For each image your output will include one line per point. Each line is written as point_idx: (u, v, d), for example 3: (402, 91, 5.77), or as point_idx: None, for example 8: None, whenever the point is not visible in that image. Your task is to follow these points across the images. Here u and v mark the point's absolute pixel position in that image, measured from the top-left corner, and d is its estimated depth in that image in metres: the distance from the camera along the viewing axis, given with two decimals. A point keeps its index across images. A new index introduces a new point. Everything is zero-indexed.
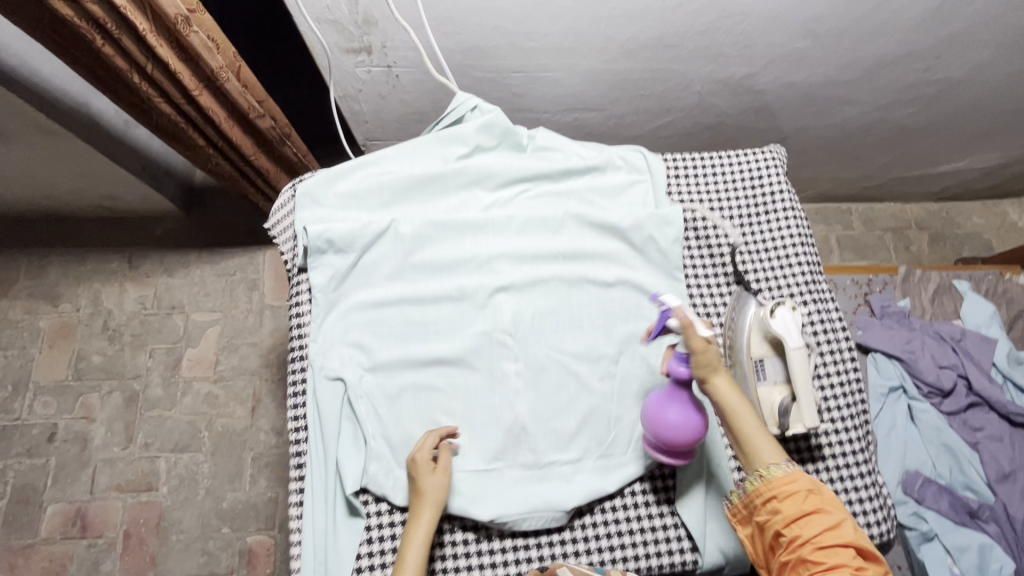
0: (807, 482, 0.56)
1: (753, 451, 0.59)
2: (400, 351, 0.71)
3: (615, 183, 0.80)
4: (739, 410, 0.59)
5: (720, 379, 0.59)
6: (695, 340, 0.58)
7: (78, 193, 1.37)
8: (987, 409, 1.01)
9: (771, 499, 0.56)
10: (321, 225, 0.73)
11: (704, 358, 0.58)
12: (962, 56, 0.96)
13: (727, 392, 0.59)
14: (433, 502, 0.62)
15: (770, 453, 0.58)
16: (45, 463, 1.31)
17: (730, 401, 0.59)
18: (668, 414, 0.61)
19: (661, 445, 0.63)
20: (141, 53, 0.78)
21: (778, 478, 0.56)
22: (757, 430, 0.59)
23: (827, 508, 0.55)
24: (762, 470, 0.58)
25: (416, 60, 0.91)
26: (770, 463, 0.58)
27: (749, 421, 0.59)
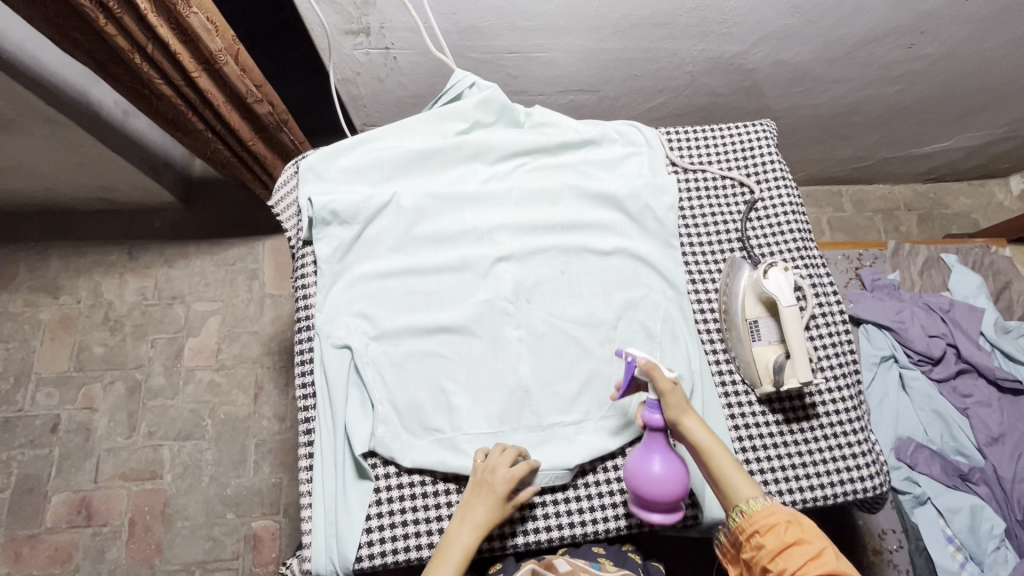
0: (785, 513, 0.58)
1: (731, 488, 0.60)
2: (405, 319, 0.72)
3: (611, 155, 0.82)
4: (713, 450, 0.61)
5: (691, 419, 0.62)
6: (662, 382, 0.62)
7: (77, 185, 1.38)
8: (976, 376, 1.04)
9: (753, 536, 0.58)
10: (326, 197, 0.75)
11: (673, 399, 0.61)
12: (944, 32, 0.99)
13: (700, 433, 0.61)
14: (493, 512, 0.62)
15: (747, 488, 0.59)
16: (49, 453, 1.32)
17: (703, 442, 0.61)
18: (651, 465, 0.63)
19: (649, 502, 0.63)
20: (142, 33, 0.79)
21: (758, 513, 0.58)
22: (732, 467, 0.60)
23: (808, 538, 0.56)
24: (742, 506, 0.59)
25: (413, 41, 0.93)
26: (749, 498, 0.59)
27: (724, 457, 0.61)
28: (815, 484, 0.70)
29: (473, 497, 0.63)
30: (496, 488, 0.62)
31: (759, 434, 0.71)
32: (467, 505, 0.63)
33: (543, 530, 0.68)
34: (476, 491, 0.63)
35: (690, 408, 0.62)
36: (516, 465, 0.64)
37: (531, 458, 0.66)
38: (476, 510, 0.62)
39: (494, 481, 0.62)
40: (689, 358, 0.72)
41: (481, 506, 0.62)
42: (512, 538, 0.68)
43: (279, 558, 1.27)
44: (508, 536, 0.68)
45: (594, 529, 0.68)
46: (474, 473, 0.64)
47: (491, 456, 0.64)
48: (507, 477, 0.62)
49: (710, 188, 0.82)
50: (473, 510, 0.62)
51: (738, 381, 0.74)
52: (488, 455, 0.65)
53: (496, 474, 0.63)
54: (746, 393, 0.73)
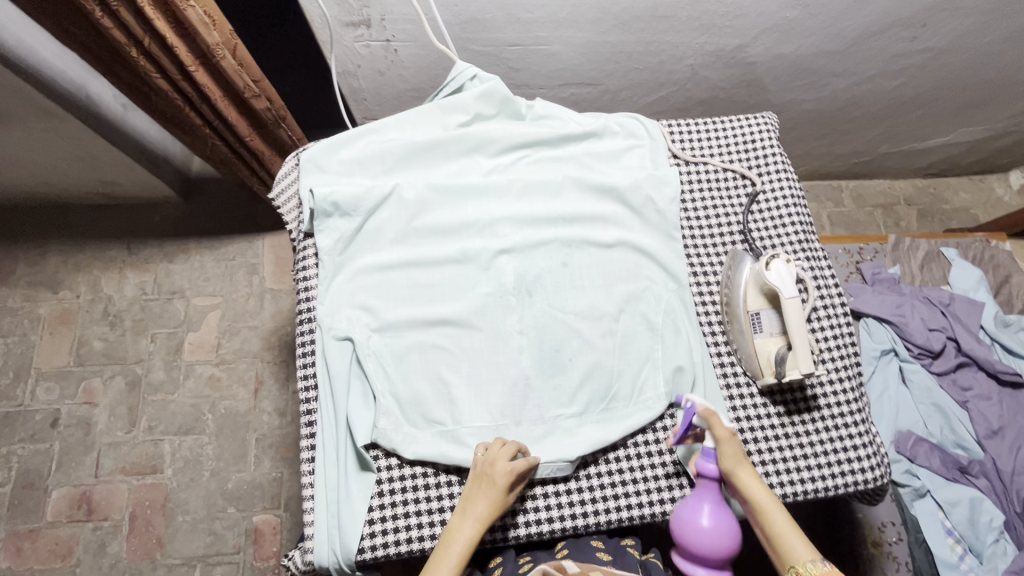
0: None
1: (786, 549, 0.60)
2: (406, 311, 0.72)
3: (612, 148, 0.82)
4: (767, 506, 0.62)
5: (746, 474, 0.64)
6: (719, 430, 0.65)
7: (76, 179, 1.37)
8: (976, 369, 1.04)
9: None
10: (327, 188, 0.74)
11: (728, 448, 0.64)
12: (946, 24, 0.99)
13: (754, 489, 0.63)
14: (495, 507, 0.62)
15: (804, 550, 0.60)
16: (49, 447, 1.32)
17: (757, 497, 0.62)
18: (700, 518, 0.63)
19: (696, 556, 0.63)
20: (139, 27, 0.78)
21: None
22: (787, 527, 0.61)
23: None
24: (798, 567, 0.59)
25: (414, 34, 0.92)
26: (806, 560, 0.59)
27: (779, 516, 0.62)
28: (816, 476, 0.70)
29: (474, 492, 0.63)
30: (496, 481, 0.62)
31: (760, 425, 0.72)
32: (468, 499, 0.63)
33: (545, 522, 0.68)
34: (477, 483, 0.63)
35: (745, 462, 0.64)
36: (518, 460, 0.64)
37: (527, 450, 0.66)
38: (478, 503, 0.62)
39: (495, 475, 0.62)
40: (691, 351, 0.72)
41: (482, 499, 0.62)
42: (514, 529, 0.68)
43: (280, 552, 1.27)
44: (510, 527, 0.68)
45: (597, 521, 0.68)
46: (474, 468, 0.64)
47: (491, 448, 0.64)
48: (508, 471, 0.62)
49: (712, 180, 0.82)
50: (476, 503, 0.62)
51: (739, 372, 0.74)
52: (487, 449, 0.64)
53: (495, 467, 0.62)
54: (748, 385, 0.73)
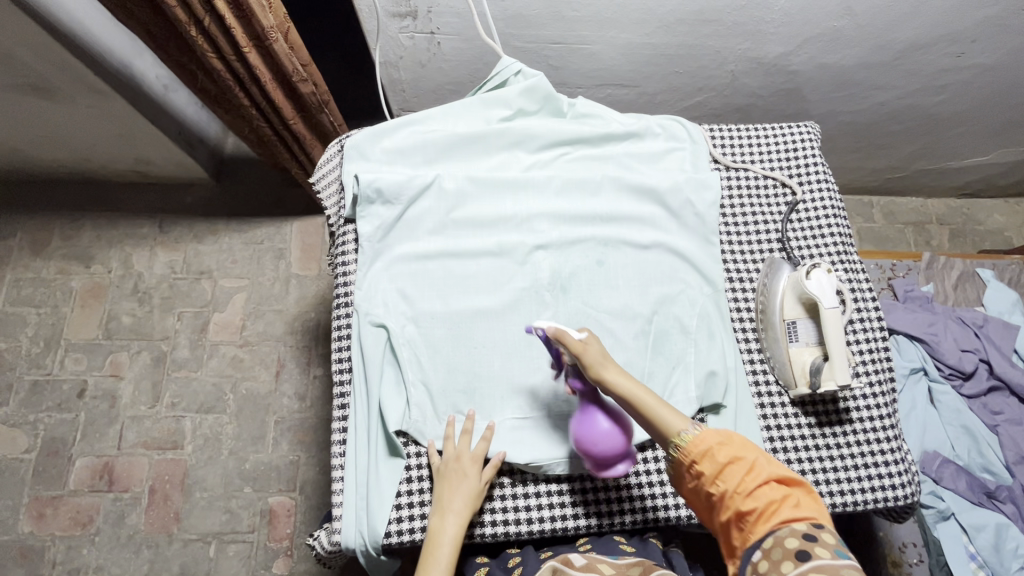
0: (716, 435, 0.57)
1: (663, 427, 0.59)
2: (441, 302, 0.73)
3: (653, 149, 0.81)
4: (638, 394, 0.60)
5: (613, 373, 0.60)
6: (573, 343, 0.61)
7: (115, 157, 1.40)
8: (1008, 394, 1.03)
9: (692, 467, 0.57)
10: (372, 175, 0.75)
11: (587, 356, 0.61)
12: (996, 41, 0.97)
13: (622, 384, 0.60)
14: (469, 498, 0.63)
15: (677, 422, 0.59)
16: (74, 418, 1.35)
17: (626, 392, 0.60)
18: (596, 423, 0.64)
19: (608, 459, 0.64)
20: (199, 6, 0.80)
21: (690, 442, 0.57)
22: (659, 406, 0.59)
23: (739, 455, 0.56)
24: (676, 441, 0.58)
25: (459, 27, 0.93)
26: (681, 431, 0.58)
27: (649, 396, 0.60)
28: (845, 489, 0.69)
29: (447, 495, 0.63)
30: (467, 471, 0.64)
31: (791, 435, 0.71)
32: (440, 500, 0.63)
33: (570, 517, 0.68)
34: (449, 478, 0.64)
35: (609, 360, 0.61)
36: (475, 445, 0.66)
37: (491, 429, 0.66)
38: (455, 498, 0.63)
39: (462, 467, 0.64)
40: (725, 357, 0.72)
41: (459, 494, 0.63)
42: (480, 527, 0.67)
43: (293, 535, 1.29)
44: (509, 524, 0.67)
45: (621, 519, 0.68)
46: (439, 467, 0.65)
47: (448, 448, 0.66)
48: (471, 457, 0.65)
49: (753, 187, 0.81)
50: (452, 501, 0.63)
51: (771, 380, 0.73)
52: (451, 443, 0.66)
53: (462, 458, 0.64)
54: (780, 394, 0.73)
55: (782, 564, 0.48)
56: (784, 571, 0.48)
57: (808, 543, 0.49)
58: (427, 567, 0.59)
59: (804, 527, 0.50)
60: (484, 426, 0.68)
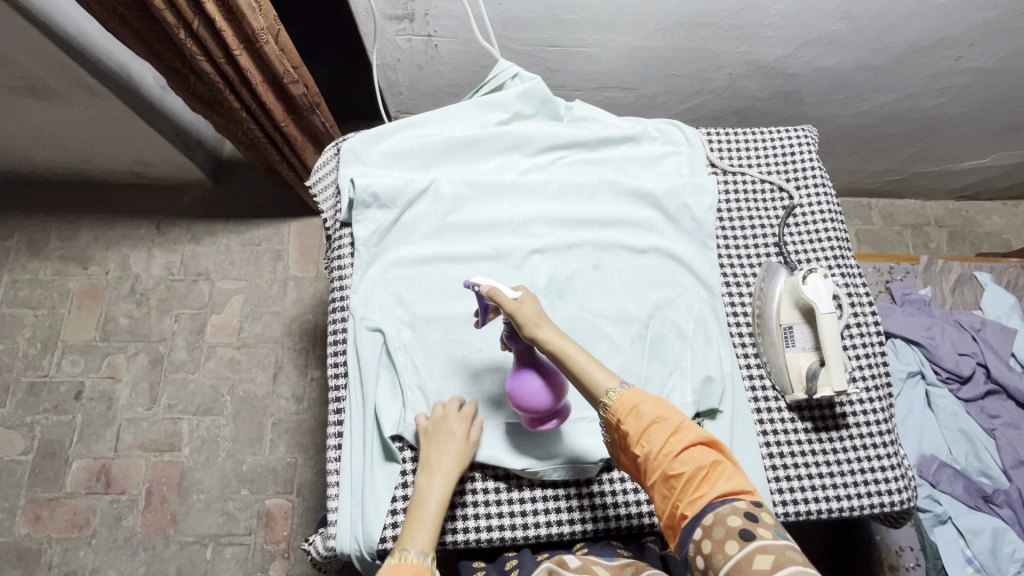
0: (640, 394, 0.56)
1: (591, 386, 0.58)
2: (437, 307, 0.73)
3: (650, 153, 0.81)
4: (569, 353, 0.59)
5: (545, 331, 0.59)
6: (505, 300, 0.60)
7: (112, 158, 1.40)
8: (1005, 397, 1.03)
9: (617, 426, 0.56)
10: (368, 179, 0.75)
11: (520, 314, 0.59)
12: (993, 45, 0.97)
13: (554, 343, 0.59)
14: (457, 456, 0.63)
15: (605, 380, 0.58)
16: (71, 419, 1.35)
17: (558, 350, 0.59)
18: (527, 381, 0.63)
19: (540, 415, 0.64)
20: (189, 10, 0.81)
21: (617, 402, 0.56)
22: (590, 364, 0.59)
23: (663, 416, 0.55)
24: (604, 399, 0.57)
25: (456, 30, 0.92)
26: (609, 389, 0.57)
27: (580, 355, 0.59)
28: (842, 495, 0.69)
29: (435, 452, 0.62)
30: (453, 431, 0.64)
31: (787, 440, 0.71)
32: (429, 459, 0.62)
33: (566, 523, 0.67)
34: (435, 437, 0.64)
35: (543, 319, 0.60)
36: (464, 408, 0.66)
37: (473, 399, 0.68)
38: (443, 457, 0.62)
39: (452, 427, 0.64)
40: (721, 362, 0.72)
41: (447, 452, 0.62)
42: (475, 532, 0.67)
43: (290, 537, 1.28)
44: (504, 529, 0.67)
45: (616, 524, 0.67)
46: (426, 428, 0.65)
47: (438, 411, 0.66)
48: (458, 416, 0.65)
49: (749, 191, 0.81)
50: (440, 458, 0.62)
51: (768, 386, 0.73)
52: (442, 407, 0.66)
53: (448, 419, 0.65)
54: (776, 399, 0.72)
55: (725, 545, 0.47)
56: (727, 550, 0.47)
57: (750, 522, 0.48)
58: (414, 523, 0.57)
59: (746, 505, 0.50)
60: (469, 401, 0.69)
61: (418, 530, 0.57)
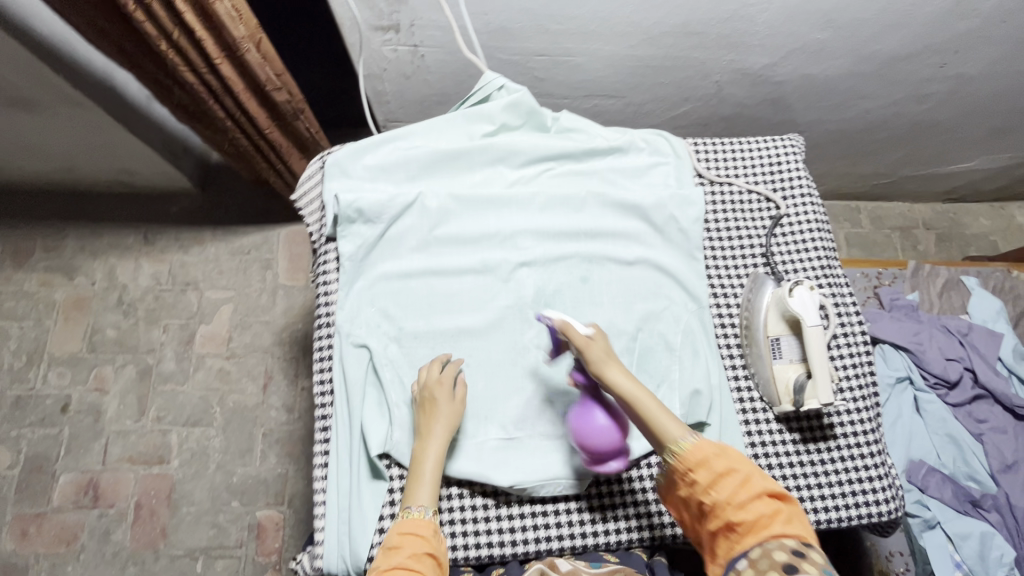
0: (712, 446, 0.58)
1: (658, 432, 0.59)
2: (425, 323, 0.72)
3: (637, 164, 0.81)
4: (638, 396, 0.61)
5: (615, 371, 0.62)
6: (578, 338, 0.64)
7: (98, 168, 1.38)
8: (992, 402, 1.03)
9: (685, 474, 0.58)
10: (352, 195, 0.74)
11: (592, 352, 0.63)
12: (978, 51, 0.98)
13: (623, 384, 0.61)
14: (447, 418, 0.64)
15: (674, 428, 0.59)
16: (58, 433, 1.33)
17: (626, 391, 0.61)
18: (594, 418, 0.63)
19: (603, 454, 0.63)
20: (170, 22, 0.80)
21: (687, 451, 0.58)
22: (658, 410, 0.60)
23: (732, 467, 0.56)
24: (672, 447, 0.58)
25: (442, 40, 0.92)
26: (678, 437, 0.59)
27: (649, 400, 0.61)
28: (829, 506, 0.69)
29: (426, 420, 0.64)
30: (438, 398, 0.65)
31: (775, 452, 0.71)
32: (422, 426, 0.64)
33: (554, 540, 0.67)
34: (424, 406, 0.65)
35: (612, 359, 0.63)
36: (445, 369, 0.67)
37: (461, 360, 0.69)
38: (435, 424, 0.64)
39: (436, 393, 0.65)
40: (709, 374, 0.72)
41: (438, 419, 0.64)
42: (463, 550, 0.66)
43: (281, 548, 1.28)
44: (492, 546, 0.66)
45: (606, 540, 0.67)
46: (417, 397, 0.66)
47: (423, 375, 0.67)
48: (440, 381, 0.66)
49: (737, 202, 0.81)
50: (432, 425, 0.64)
51: (756, 398, 0.73)
52: (427, 372, 0.67)
53: (432, 386, 0.65)
54: (764, 411, 0.72)
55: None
56: None
57: (796, 558, 0.50)
58: (415, 488, 0.61)
59: (793, 543, 0.51)
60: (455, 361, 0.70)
61: (420, 492, 0.61)
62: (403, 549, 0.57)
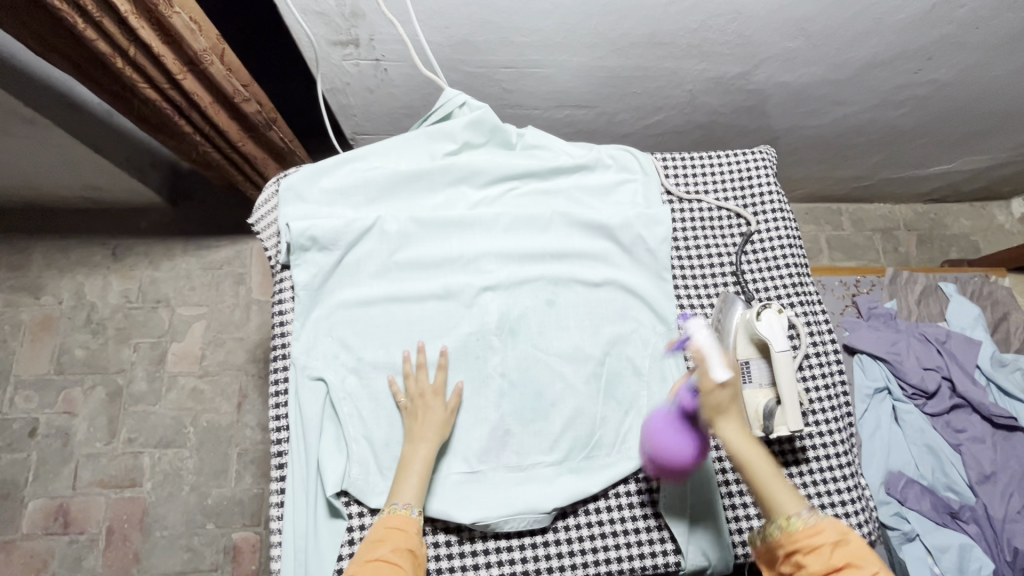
0: (834, 533, 0.54)
1: (768, 502, 0.57)
2: (384, 353, 0.70)
3: (603, 182, 0.79)
4: (749, 458, 0.57)
5: (729, 424, 0.58)
6: (707, 382, 0.57)
7: (61, 184, 1.34)
8: (971, 411, 1.02)
9: (794, 554, 0.55)
10: (305, 222, 0.72)
11: (713, 400, 0.57)
12: (953, 58, 0.96)
13: (735, 440, 0.58)
14: (437, 424, 0.65)
15: (788, 503, 0.56)
16: (26, 457, 1.30)
17: (737, 449, 0.58)
18: (676, 444, 0.62)
19: (663, 471, 0.64)
20: (124, 38, 0.76)
21: (802, 531, 0.55)
22: (770, 479, 0.57)
23: (848, 560, 0.53)
24: (782, 522, 0.56)
25: (404, 54, 0.89)
26: (791, 514, 0.56)
27: (761, 466, 0.58)
28: None
29: (416, 425, 0.65)
30: (431, 406, 0.66)
31: None
32: (411, 430, 0.65)
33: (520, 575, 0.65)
34: (417, 409, 0.66)
35: (731, 409, 0.58)
36: (435, 377, 0.68)
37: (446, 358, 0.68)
38: (426, 427, 0.64)
39: (429, 402, 0.66)
40: None
41: (429, 422, 0.65)
42: None
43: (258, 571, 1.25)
44: None
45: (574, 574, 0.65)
46: (406, 405, 0.66)
47: (411, 385, 0.67)
48: (433, 391, 0.67)
49: (706, 219, 0.79)
50: (422, 429, 0.64)
51: None
52: (418, 380, 0.67)
53: (425, 394, 0.66)
54: None
55: None
56: None
57: None
58: (399, 487, 0.61)
59: None
60: (438, 355, 0.70)
61: (404, 491, 0.61)
62: (387, 542, 0.58)
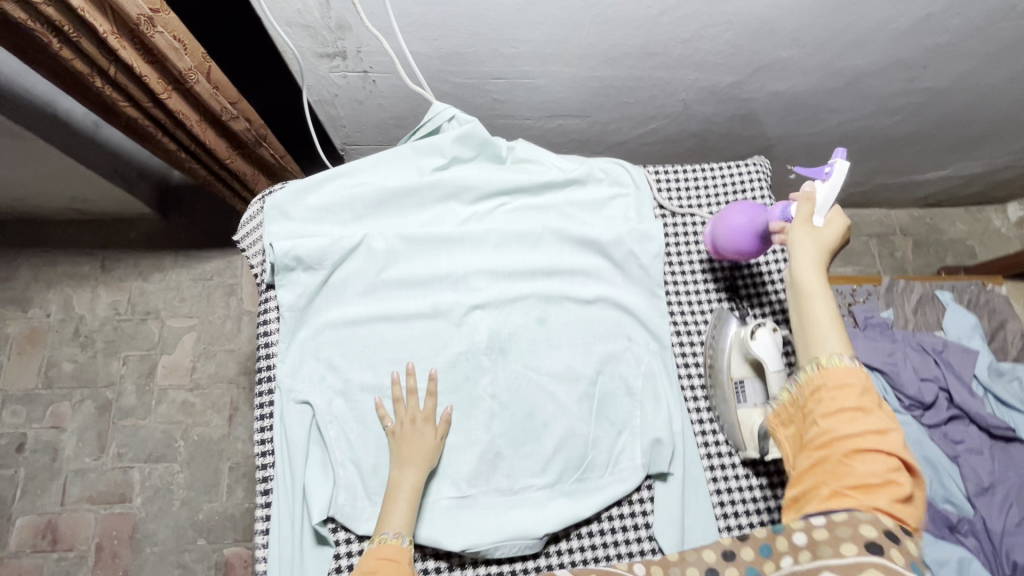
0: (869, 386, 0.51)
1: (816, 338, 0.55)
2: (372, 375, 0.68)
3: (595, 197, 0.78)
4: (814, 290, 0.57)
5: (806, 253, 0.59)
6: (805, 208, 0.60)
7: (47, 196, 1.32)
8: (968, 422, 1.01)
9: (818, 388, 0.52)
10: (290, 242, 0.70)
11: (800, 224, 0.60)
12: (948, 66, 0.95)
13: (806, 273, 0.58)
14: (421, 453, 0.63)
15: (836, 344, 0.54)
16: (14, 474, 1.28)
17: (806, 279, 0.58)
18: (736, 231, 0.69)
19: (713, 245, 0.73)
20: (103, 57, 0.74)
21: (837, 370, 0.52)
22: (828, 318, 0.56)
23: (876, 414, 0.49)
24: (821, 358, 0.53)
25: (391, 66, 0.88)
26: (833, 353, 0.53)
27: (822, 303, 0.56)
28: None
29: (403, 451, 0.63)
30: (421, 431, 0.64)
31: (741, 498, 0.68)
32: (399, 455, 0.63)
33: None
34: (406, 433, 0.64)
35: (814, 246, 0.59)
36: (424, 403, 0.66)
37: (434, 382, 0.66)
38: (415, 453, 0.63)
39: (417, 428, 0.64)
40: (671, 421, 0.68)
41: (418, 448, 0.63)
42: None
43: None
44: None
45: None
46: (395, 430, 0.65)
47: (399, 411, 0.65)
48: (421, 416, 0.65)
49: (699, 233, 0.78)
50: (411, 454, 0.63)
51: (721, 441, 0.70)
52: (407, 406, 0.66)
53: (416, 418, 0.65)
54: (730, 455, 0.70)
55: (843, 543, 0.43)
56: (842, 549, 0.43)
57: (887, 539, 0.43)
58: (388, 513, 0.60)
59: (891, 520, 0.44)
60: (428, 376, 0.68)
61: (393, 517, 0.60)
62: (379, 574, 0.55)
